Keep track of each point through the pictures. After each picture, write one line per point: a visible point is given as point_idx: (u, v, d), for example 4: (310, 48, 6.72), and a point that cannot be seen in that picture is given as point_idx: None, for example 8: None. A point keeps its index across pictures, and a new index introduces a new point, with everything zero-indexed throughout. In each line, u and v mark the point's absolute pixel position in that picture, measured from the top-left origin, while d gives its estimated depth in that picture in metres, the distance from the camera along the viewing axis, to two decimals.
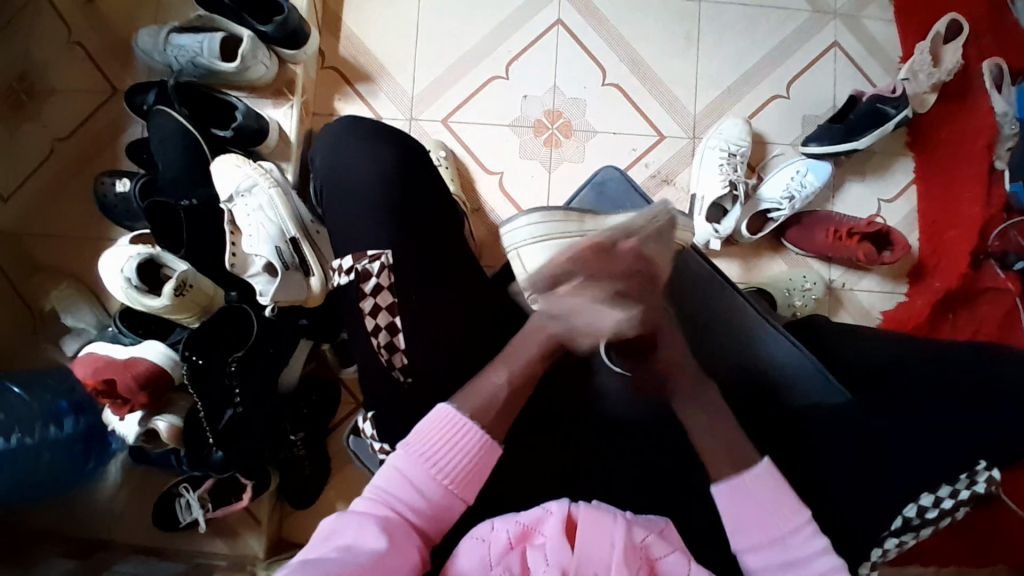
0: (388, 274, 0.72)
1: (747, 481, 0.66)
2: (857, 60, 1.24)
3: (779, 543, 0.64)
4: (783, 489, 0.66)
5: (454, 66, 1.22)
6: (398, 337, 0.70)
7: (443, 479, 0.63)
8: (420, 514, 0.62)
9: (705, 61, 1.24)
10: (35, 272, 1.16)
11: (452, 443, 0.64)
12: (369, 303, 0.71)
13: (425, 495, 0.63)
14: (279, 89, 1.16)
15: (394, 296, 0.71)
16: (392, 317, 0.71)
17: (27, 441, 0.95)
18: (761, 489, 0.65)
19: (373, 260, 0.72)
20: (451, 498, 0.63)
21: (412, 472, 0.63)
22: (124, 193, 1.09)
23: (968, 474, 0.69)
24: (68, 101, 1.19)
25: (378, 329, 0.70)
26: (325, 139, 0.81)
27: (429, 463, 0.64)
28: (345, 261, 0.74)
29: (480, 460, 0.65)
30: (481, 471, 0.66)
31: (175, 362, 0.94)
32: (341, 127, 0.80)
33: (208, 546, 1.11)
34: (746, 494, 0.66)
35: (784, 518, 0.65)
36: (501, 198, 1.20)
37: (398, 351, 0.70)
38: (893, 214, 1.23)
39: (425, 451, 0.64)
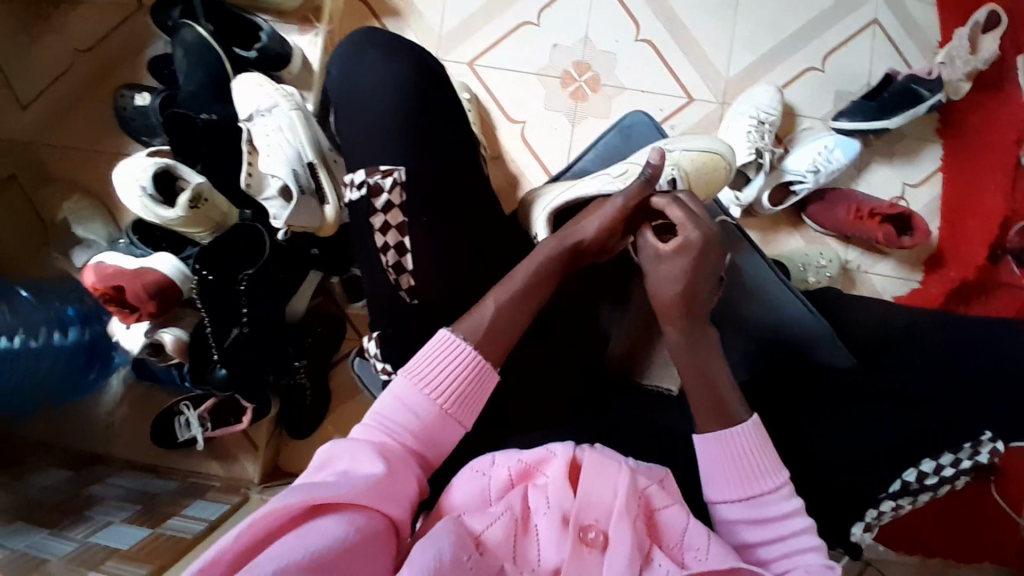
0: (400, 192, 0.70)
1: (728, 439, 0.64)
2: (895, 39, 1.21)
3: (754, 504, 0.63)
4: (764, 450, 0.64)
5: (484, 9, 1.20)
6: (406, 258, 0.70)
7: (438, 403, 0.63)
8: (415, 438, 0.63)
9: (741, 25, 1.20)
10: (49, 183, 1.15)
11: (445, 367, 0.64)
12: (378, 220, 0.70)
13: (419, 421, 0.63)
14: (305, 16, 1.15)
15: (404, 216, 0.70)
16: (400, 237, 0.70)
17: (32, 343, 0.93)
18: (742, 446, 0.64)
19: (385, 175, 0.71)
20: (448, 421, 0.64)
21: (407, 398, 0.63)
22: (144, 107, 1.07)
23: (971, 444, 0.69)
24: (90, 11, 1.17)
25: (387, 247, 0.70)
26: (342, 48, 0.77)
27: (423, 386, 0.64)
28: (356, 175, 0.72)
29: (476, 385, 0.65)
30: (476, 395, 0.66)
31: (184, 276, 0.93)
32: (361, 35, 0.77)
33: (203, 468, 1.12)
34: (723, 449, 0.64)
35: (762, 475, 0.63)
36: (522, 147, 1.18)
37: (405, 272, 0.70)
38: (917, 200, 1.20)
39: (421, 376, 0.64)
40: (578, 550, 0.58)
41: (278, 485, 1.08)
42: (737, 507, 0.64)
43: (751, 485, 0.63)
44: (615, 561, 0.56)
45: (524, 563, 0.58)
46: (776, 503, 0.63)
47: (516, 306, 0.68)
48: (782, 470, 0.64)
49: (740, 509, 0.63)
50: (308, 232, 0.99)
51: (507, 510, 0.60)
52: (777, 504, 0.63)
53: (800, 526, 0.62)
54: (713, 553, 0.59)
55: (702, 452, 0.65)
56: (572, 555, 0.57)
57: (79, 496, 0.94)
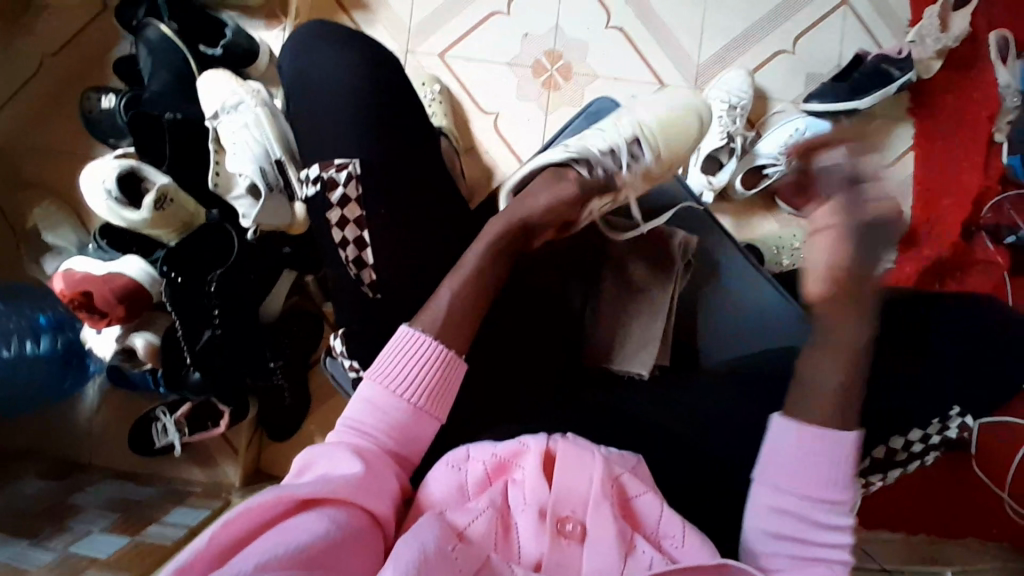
0: (355, 185, 0.70)
1: (825, 441, 0.62)
2: (865, 20, 1.21)
3: (812, 505, 0.61)
4: (850, 464, 0.62)
5: (454, 0, 1.19)
6: (366, 252, 0.69)
7: (410, 397, 0.63)
8: (391, 434, 0.62)
9: (711, 10, 1.20)
10: (18, 189, 1.13)
11: (414, 360, 0.64)
12: (335, 215, 0.69)
13: (393, 418, 0.63)
14: (272, 12, 1.13)
15: (362, 210, 0.69)
16: (359, 231, 0.69)
17: (1, 353, 0.94)
18: (839, 452, 0.62)
19: (341, 168, 0.70)
20: (423, 416, 0.63)
21: (380, 398, 0.63)
22: (110, 109, 1.05)
23: (940, 420, 0.70)
24: (53, 12, 1.14)
25: (344, 242, 0.69)
26: (298, 41, 0.77)
27: (395, 382, 0.63)
28: (312, 169, 0.72)
29: (448, 376, 0.65)
30: (450, 386, 0.65)
31: (153, 280, 0.91)
32: (316, 29, 0.77)
33: (184, 472, 1.11)
34: (813, 445, 0.62)
35: (831, 484, 0.62)
36: (496, 138, 1.18)
37: (366, 266, 0.69)
38: (890, 178, 1.21)
39: (389, 375, 0.64)
40: (556, 543, 0.58)
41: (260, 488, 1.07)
42: (789, 501, 0.62)
43: (813, 490, 0.61)
44: (594, 551, 0.57)
45: (506, 557, 0.58)
46: (832, 513, 0.61)
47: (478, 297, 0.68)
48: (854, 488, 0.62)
49: (791, 502, 0.61)
50: (277, 230, 0.98)
51: (486, 506, 0.60)
52: (832, 513, 0.61)
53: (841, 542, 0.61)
54: (689, 543, 0.59)
55: (789, 441, 0.63)
56: (552, 547, 0.57)
57: (56, 505, 0.93)
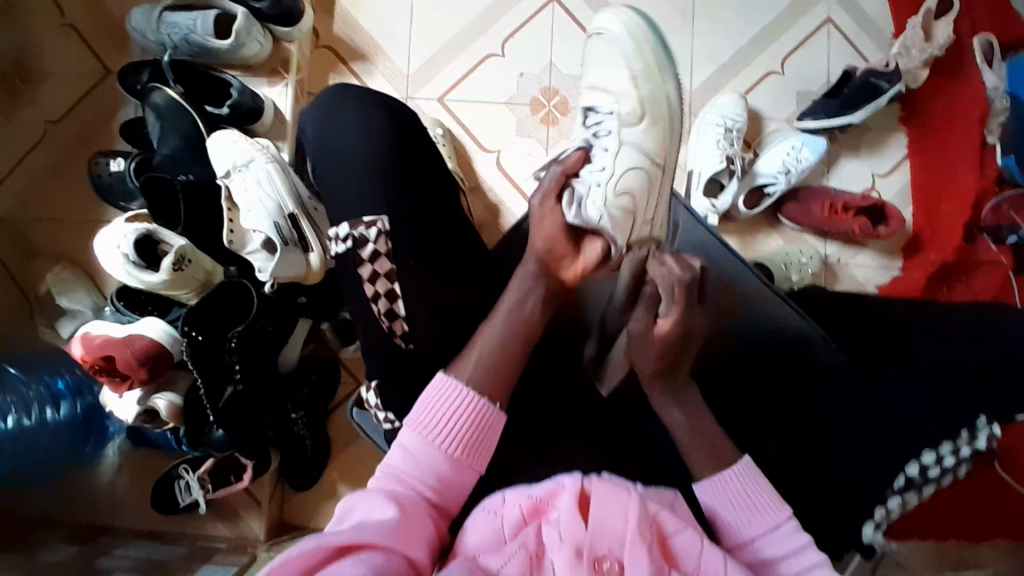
0: (385, 240, 0.71)
1: (720, 477, 0.66)
2: (850, 37, 1.25)
3: (762, 513, 0.65)
4: (753, 472, 0.67)
5: (449, 45, 1.22)
6: (398, 304, 0.70)
7: (445, 447, 0.64)
8: (427, 484, 0.63)
9: (700, 38, 1.24)
10: (29, 255, 1.14)
11: (451, 411, 0.65)
12: (366, 269, 0.70)
13: (428, 467, 0.64)
14: (274, 67, 1.15)
15: (392, 263, 0.70)
16: (390, 284, 0.70)
17: (25, 422, 0.93)
18: (738, 473, 0.66)
19: (370, 226, 0.71)
20: (460, 466, 0.64)
21: (417, 447, 0.64)
22: (119, 172, 1.08)
23: (967, 432, 0.71)
24: (57, 81, 1.17)
25: (377, 295, 0.70)
26: (319, 104, 0.79)
27: (431, 433, 0.64)
28: (341, 228, 0.72)
29: (485, 428, 0.66)
30: (486, 438, 0.66)
31: (174, 339, 0.93)
32: (334, 90, 0.79)
33: (208, 529, 1.10)
34: (721, 487, 0.66)
35: (755, 517, 0.65)
36: (499, 175, 1.20)
37: (398, 317, 0.70)
38: (887, 189, 1.24)
39: (427, 425, 0.65)
40: None
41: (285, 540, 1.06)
42: (742, 550, 0.65)
43: (758, 525, 0.64)
44: None
45: None
46: (779, 539, 0.64)
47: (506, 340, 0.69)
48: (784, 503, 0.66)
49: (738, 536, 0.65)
50: (294, 282, 0.99)
51: (521, 548, 0.60)
52: (782, 516, 0.65)
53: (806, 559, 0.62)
54: None
55: (706, 499, 0.67)
56: None
57: (85, 571, 0.92)
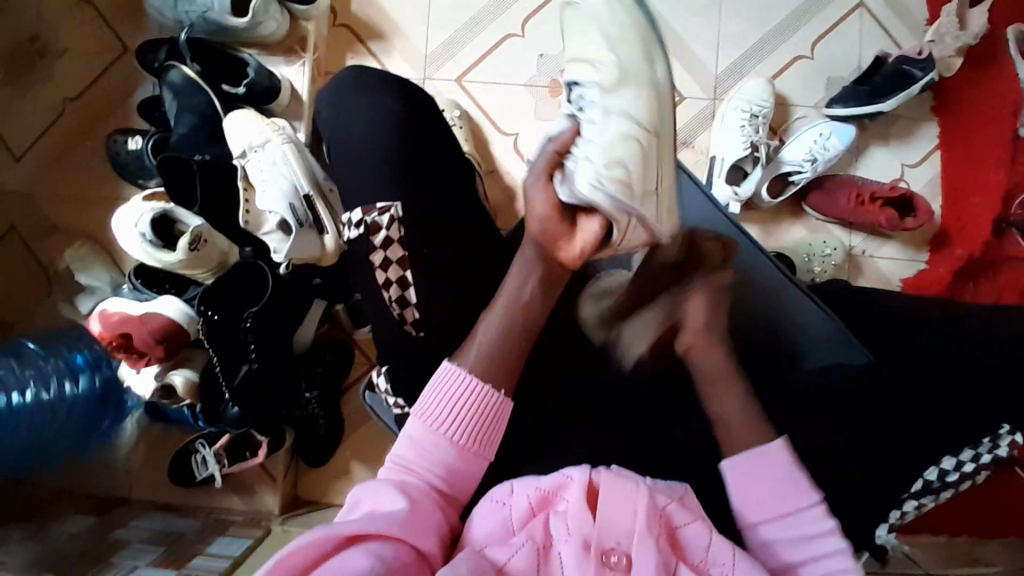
0: (397, 228, 0.70)
1: (761, 454, 0.66)
2: (884, 21, 1.20)
3: (792, 523, 0.64)
4: (796, 466, 0.65)
5: (468, 25, 1.19)
6: (409, 291, 0.69)
7: (454, 438, 0.64)
8: (436, 474, 0.63)
9: (726, 20, 1.20)
10: (50, 230, 1.15)
11: (459, 401, 0.65)
12: (378, 256, 0.70)
13: (437, 456, 0.64)
14: (291, 46, 1.13)
15: (404, 251, 0.70)
16: (402, 271, 0.70)
17: (43, 396, 0.95)
18: (782, 459, 0.65)
19: (382, 213, 0.71)
20: (468, 455, 0.64)
21: (424, 437, 0.64)
22: (137, 150, 1.08)
23: (990, 438, 0.68)
24: (77, 58, 1.17)
25: (388, 283, 0.70)
26: (333, 88, 0.80)
27: (439, 423, 0.64)
28: (354, 213, 0.72)
29: (494, 417, 0.66)
30: (496, 428, 0.66)
31: (190, 318, 0.93)
32: (349, 77, 0.79)
33: (223, 503, 1.12)
34: (759, 462, 0.65)
35: (791, 507, 0.64)
36: (515, 159, 1.18)
37: (409, 305, 0.69)
38: (917, 180, 1.19)
39: (435, 414, 0.65)
40: (601, 574, 0.57)
41: (298, 515, 1.08)
42: (776, 530, 0.64)
43: (791, 511, 0.64)
44: None
45: None
46: (809, 520, 0.63)
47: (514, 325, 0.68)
48: (813, 489, 0.65)
49: (777, 535, 0.64)
50: (309, 263, 0.99)
51: (529, 540, 0.60)
52: (809, 518, 0.63)
53: (833, 549, 0.62)
54: (739, 568, 0.59)
55: (734, 474, 0.66)
56: None
57: (104, 542, 0.94)
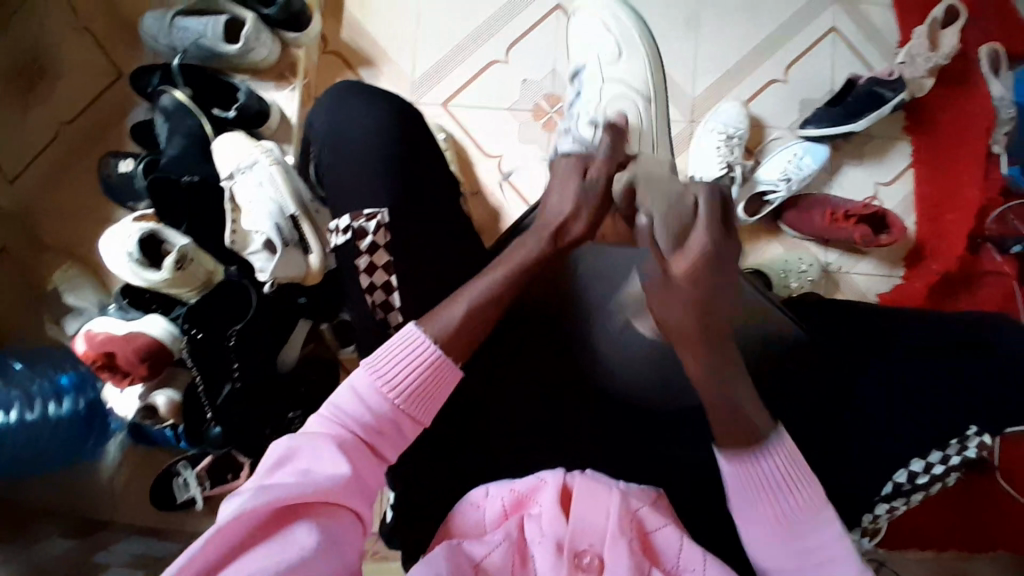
0: (385, 233, 0.72)
1: (753, 469, 0.60)
2: (855, 46, 1.25)
3: (793, 529, 0.59)
4: (795, 464, 0.60)
5: (455, 51, 1.23)
6: (393, 296, 0.70)
7: (396, 398, 0.60)
8: (371, 431, 0.59)
9: (703, 46, 1.24)
10: (38, 252, 1.16)
11: (406, 363, 0.61)
12: (363, 260, 0.71)
13: (376, 413, 0.60)
14: (281, 72, 1.17)
15: (391, 255, 0.71)
16: (388, 275, 0.70)
17: (27, 416, 0.96)
18: (775, 468, 0.60)
19: (369, 219, 0.72)
20: (408, 418, 0.61)
21: (366, 391, 0.60)
22: (128, 173, 1.10)
23: (957, 440, 0.70)
24: (72, 83, 1.20)
25: (373, 287, 0.70)
26: (324, 104, 0.81)
27: (382, 380, 0.60)
28: (341, 220, 0.73)
29: (440, 380, 0.62)
30: (438, 389, 0.63)
31: (175, 337, 0.93)
32: (342, 88, 0.81)
33: (205, 526, 1.11)
34: (752, 475, 0.60)
35: (795, 510, 0.59)
36: (500, 179, 1.21)
37: (393, 310, 0.70)
38: (891, 198, 1.23)
39: (381, 370, 0.61)
40: None
41: None
42: (772, 531, 0.60)
43: (794, 516, 0.59)
44: None
45: None
46: (819, 531, 0.59)
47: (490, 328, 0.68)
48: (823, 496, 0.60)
49: (771, 534, 0.60)
50: (294, 282, 1.00)
51: (505, 538, 0.61)
52: (812, 530, 0.59)
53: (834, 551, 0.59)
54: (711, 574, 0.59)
55: (734, 476, 0.61)
56: None
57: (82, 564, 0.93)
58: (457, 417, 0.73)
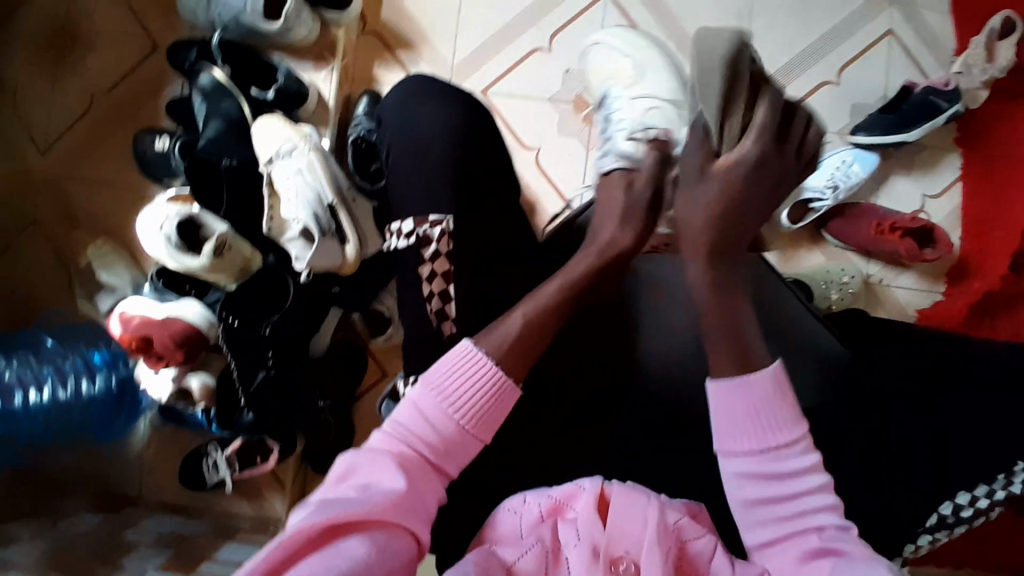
0: (447, 241, 0.71)
1: (747, 383, 0.63)
2: (913, 51, 1.19)
3: (770, 457, 0.62)
4: (783, 399, 0.63)
5: (497, 36, 1.20)
6: (450, 305, 0.70)
7: (458, 418, 0.61)
8: (433, 450, 0.60)
9: (755, 43, 1.20)
10: (70, 227, 1.15)
11: (463, 377, 0.62)
12: (426, 269, 0.71)
13: (438, 433, 0.60)
14: (321, 52, 1.14)
15: (451, 264, 0.70)
16: (445, 284, 0.70)
17: (60, 394, 0.95)
18: (760, 391, 0.62)
19: (434, 225, 0.72)
20: (468, 436, 0.61)
21: (428, 411, 0.61)
22: (165, 150, 1.08)
23: (1004, 475, 0.69)
24: (105, 55, 1.17)
25: (431, 294, 0.70)
26: (394, 97, 0.81)
27: (444, 399, 0.61)
28: (405, 224, 0.73)
29: (498, 399, 0.63)
30: (498, 408, 0.63)
31: (210, 323, 0.94)
32: (410, 86, 0.81)
33: (231, 507, 1.12)
34: (745, 392, 0.63)
35: (777, 430, 0.62)
36: (538, 174, 1.18)
37: (447, 319, 0.70)
38: (938, 212, 1.19)
39: (440, 387, 0.61)
40: None
41: None
42: (759, 484, 0.62)
43: (767, 443, 0.62)
44: None
45: None
46: (794, 462, 0.62)
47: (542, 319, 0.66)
48: (800, 421, 0.63)
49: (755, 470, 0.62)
50: (330, 272, 0.99)
51: (536, 542, 0.61)
52: (785, 453, 0.61)
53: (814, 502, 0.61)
54: None
55: (719, 399, 0.63)
56: None
57: (115, 539, 0.93)
58: (500, 444, 0.72)
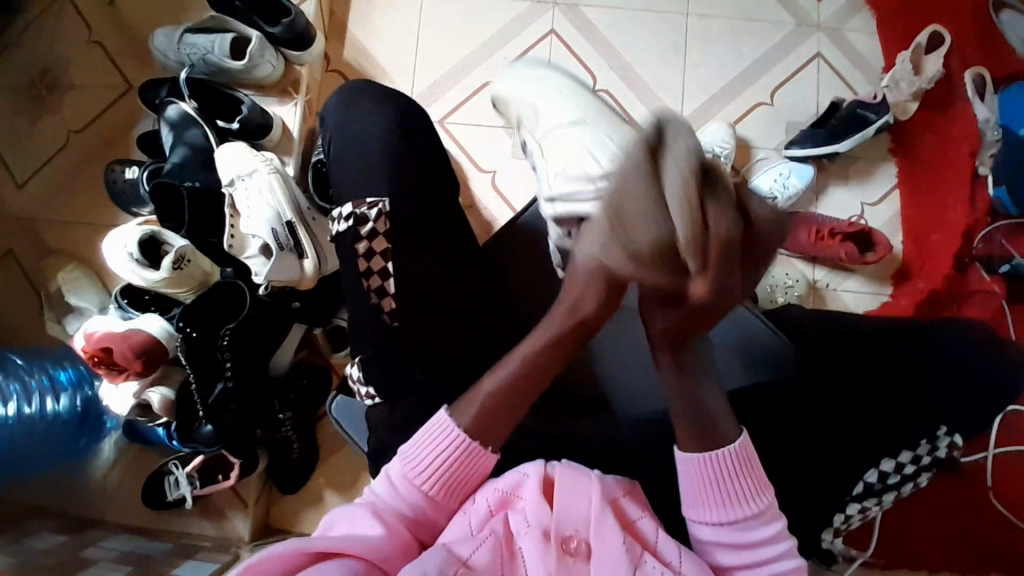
0: (384, 220, 0.76)
1: (712, 460, 0.64)
2: (840, 70, 1.29)
3: (734, 527, 0.64)
4: (748, 474, 0.64)
5: (454, 71, 1.29)
6: (389, 282, 0.75)
7: (431, 490, 0.64)
8: (402, 516, 0.64)
9: (692, 70, 1.29)
10: (44, 255, 1.20)
11: (438, 449, 0.65)
12: (363, 246, 0.75)
13: (410, 501, 0.64)
14: (285, 88, 1.21)
15: (387, 242, 0.76)
16: (384, 262, 0.75)
17: (24, 410, 0.99)
18: (728, 467, 0.64)
19: (371, 207, 0.76)
20: (439, 506, 0.65)
21: (404, 484, 0.65)
22: (133, 180, 1.15)
23: (927, 440, 0.75)
24: (84, 95, 1.25)
25: (370, 273, 0.75)
26: (338, 98, 0.86)
27: (416, 471, 0.65)
28: (343, 208, 0.77)
29: (468, 470, 0.66)
30: (469, 478, 0.66)
31: (171, 336, 0.97)
32: (355, 90, 0.85)
33: (193, 527, 1.12)
34: (709, 468, 0.64)
35: (735, 502, 0.64)
36: (493, 195, 1.25)
37: (387, 295, 0.75)
38: (876, 218, 1.25)
39: (416, 459, 0.65)
40: (562, 561, 0.58)
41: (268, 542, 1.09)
42: (717, 529, 0.64)
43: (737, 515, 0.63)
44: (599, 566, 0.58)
45: None
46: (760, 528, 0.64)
47: (514, 385, 0.66)
48: (765, 492, 0.64)
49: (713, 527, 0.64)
50: (287, 287, 1.03)
51: (489, 534, 0.60)
52: (758, 526, 0.64)
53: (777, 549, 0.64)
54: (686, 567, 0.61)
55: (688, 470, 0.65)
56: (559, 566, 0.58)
57: (72, 556, 0.93)
58: None
